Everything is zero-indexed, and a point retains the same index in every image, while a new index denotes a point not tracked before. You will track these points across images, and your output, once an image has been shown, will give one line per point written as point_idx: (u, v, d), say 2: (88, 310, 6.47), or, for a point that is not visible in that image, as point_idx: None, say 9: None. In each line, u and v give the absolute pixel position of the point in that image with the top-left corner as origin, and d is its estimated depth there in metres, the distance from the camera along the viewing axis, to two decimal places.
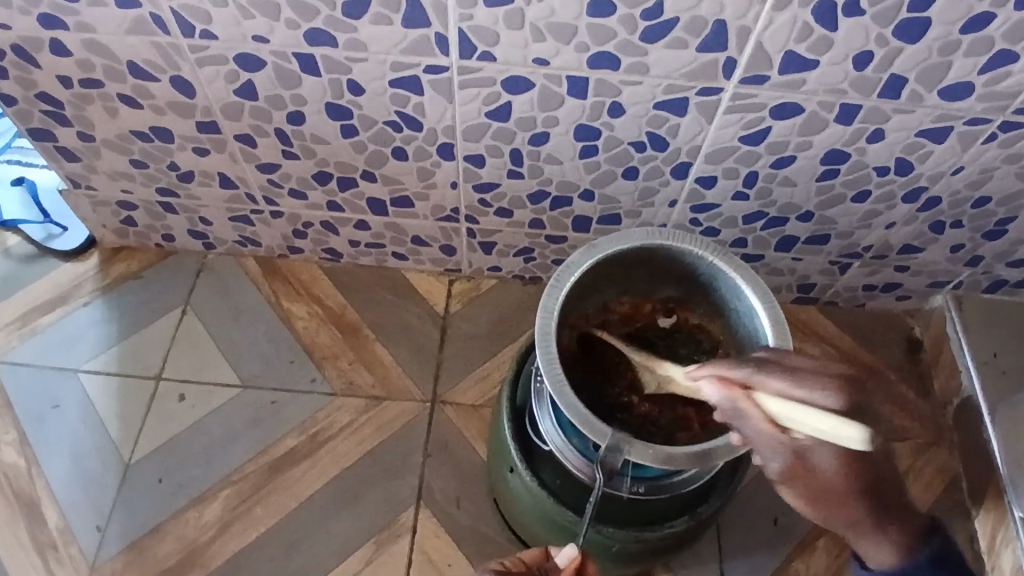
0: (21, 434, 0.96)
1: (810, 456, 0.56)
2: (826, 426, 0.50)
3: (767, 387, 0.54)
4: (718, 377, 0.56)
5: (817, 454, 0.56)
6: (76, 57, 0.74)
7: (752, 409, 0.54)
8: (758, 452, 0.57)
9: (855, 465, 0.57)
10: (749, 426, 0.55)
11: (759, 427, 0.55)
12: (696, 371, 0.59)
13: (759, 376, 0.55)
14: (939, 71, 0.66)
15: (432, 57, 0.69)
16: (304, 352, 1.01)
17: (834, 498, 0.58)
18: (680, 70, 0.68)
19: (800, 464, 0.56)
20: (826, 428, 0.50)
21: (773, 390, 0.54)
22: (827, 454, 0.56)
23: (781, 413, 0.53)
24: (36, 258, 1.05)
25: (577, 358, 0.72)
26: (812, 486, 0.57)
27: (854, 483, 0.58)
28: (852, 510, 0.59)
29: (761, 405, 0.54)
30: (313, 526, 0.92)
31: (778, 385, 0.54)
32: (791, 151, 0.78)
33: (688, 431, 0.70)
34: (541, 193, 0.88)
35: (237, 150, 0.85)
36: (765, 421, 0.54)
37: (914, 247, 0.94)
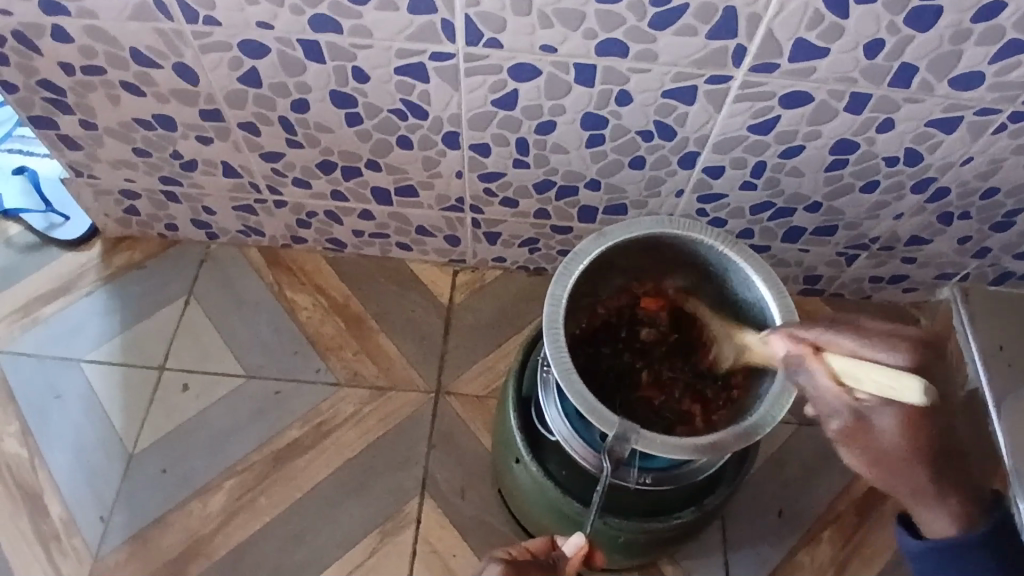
0: (24, 424, 0.95)
1: (872, 420, 0.54)
2: (888, 382, 0.50)
3: (836, 347, 0.54)
4: (790, 336, 0.57)
5: (879, 417, 0.54)
6: (78, 44, 0.73)
7: (818, 368, 0.55)
8: (818, 410, 0.56)
9: (923, 433, 0.55)
10: (812, 386, 0.55)
11: (824, 386, 0.55)
12: (770, 334, 0.59)
13: (829, 336, 0.55)
14: (950, 60, 0.66)
15: (437, 44, 0.68)
16: (307, 343, 1.01)
17: (897, 466, 0.56)
18: (689, 57, 0.67)
19: (861, 427, 0.55)
20: (888, 383, 0.50)
21: (843, 350, 0.54)
22: (891, 420, 0.54)
23: (846, 369, 0.53)
24: (38, 247, 1.05)
25: (584, 337, 0.74)
26: (874, 451, 0.55)
27: (921, 449, 0.56)
28: (913, 477, 0.57)
29: (827, 365, 0.54)
30: (317, 517, 0.92)
31: (847, 345, 0.54)
32: (800, 140, 0.77)
33: (688, 426, 0.70)
34: (547, 183, 0.87)
35: (240, 139, 0.85)
36: (831, 380, 0.54)
37: (922, 239, 0.93)
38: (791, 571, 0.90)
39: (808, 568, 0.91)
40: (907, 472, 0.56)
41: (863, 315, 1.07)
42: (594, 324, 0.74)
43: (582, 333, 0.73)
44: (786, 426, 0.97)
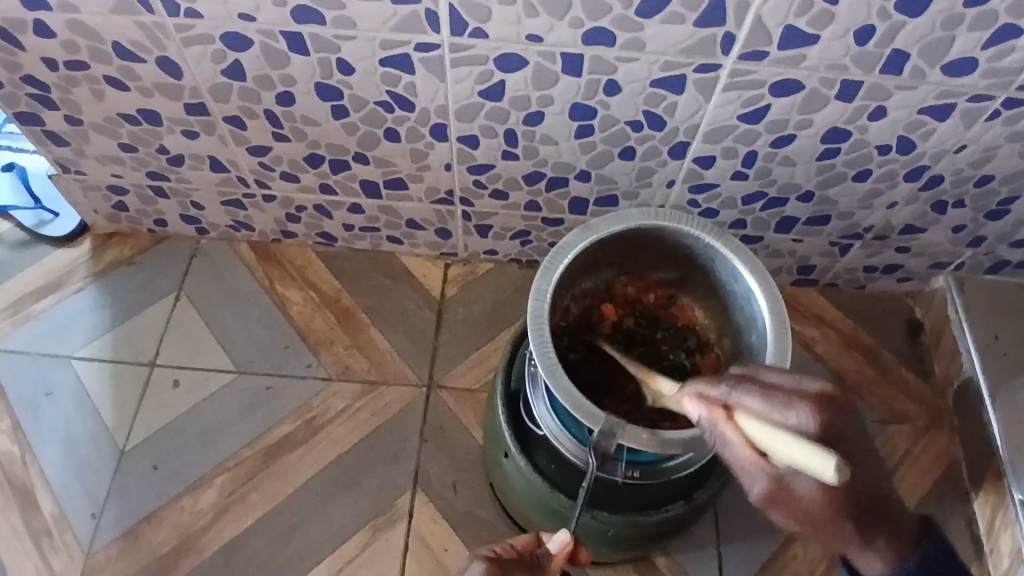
0: (14, 421, 0.95)
1: (790, 484, 0.51)
2: (796, 454, 0.45)
3: (746, 407, 0.51)
4: (699, 396, 0.54)
5: (798, 482, 0.51)
6: (60, 38, 0.72)
7: (732, 433, 0.51)
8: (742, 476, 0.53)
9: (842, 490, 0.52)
10: (728, 449, 0.52)
11: (740, 452, 0.51)
12: (686, 387, 0.56)
13: (738, 395, 0.52)
14: (942, 46, 0.65)
15: (422, 34, 0.67)
16: (298, 338, 1.01)
17: (822, 523, 0.53)
18: (677, 46, 0.66)
19: (781, 490, 0.51)
20: (796, 455, 0.45)
21: (752, 411, 0.51)
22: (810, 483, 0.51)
23: (758, 435, 0.49)
24: (27, 244, 1.04)
25: (569, 328, 0.72)
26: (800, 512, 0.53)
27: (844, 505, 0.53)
28: (840, 531, 0.54)
29: (739, 429, 0.51)
30: (308, 512, 0.92)
31: (755, 406, 0.51)
32: (791, 129, 0.76)
33: (674, 422, 0.68)
34: (536, 174, 0.86)
35: (227, 133, 0.84)
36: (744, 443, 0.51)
37: (916, 228, 0.92)
38: (783, 563, 0.90)
39: (801, 560, 0.90)
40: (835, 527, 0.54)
41: (858, 306, 1.07)
42: (578, 317, 0.73)
43: (566, 326, 0.72)
44: None
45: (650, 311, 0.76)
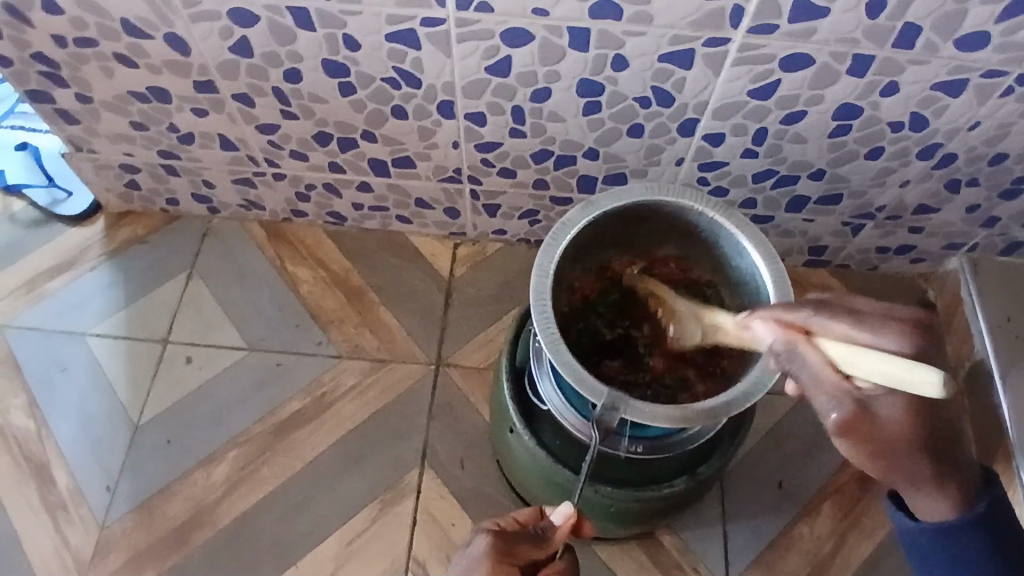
0: (30, 397, 0.97)
1: (872, 407, 0.52)
2: (895, 373, 0.47)
3: (828, 334, 0.52)
4: (775, 320, 0.54)
5: (879, 404, 0.52)
6: (68, 15, 0.72)
7: (811, 352, 0.52)
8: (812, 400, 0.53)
9: (921, 420, 0.53)
10: (806, 376, 0.52)
11: (817, 372, 0.51)
12: (751, 318, 0.57)
13: (820, 321, 0.53)
14: (956, 19, 0.63)
15: (428, 9, 0.67)
16: (309, 316, 1.01)
17: (900, 452, 0.54)
18: (685, 19, 0.65)
19: (864, 417, 0.52)
20: (894, 373, 0.47)
21: (837, 336, 0.52)
22: (892, 405, 0.52)
23: (847, 356, 0.50)
24: (41, 223, 1.06)
25: (575, 312, 0.72)
26: (874, 442, 0.52)
27: (921, 437, 0.54)
28: (914, 467, 0.55)
29: (822, 351, 0.52)
30: (317, 486, 0.93)
31: (842, 330, 0.52)
32: (801, 105, 0.75)
33: (689, 392, 0.68)
34: (544, 152, 0.86)
35: (235, 111, 0.84)
36: (827, 369, 0.51)
37: (929, 208, 0.91)
38: (789, 542, 0.90)
39: (807, 540, 0.90)
40: (909, 463, 0.54)
41: (869, 287, 1.06)
42: (584, 301, 0.73)
43: (573, 308, 0.72)
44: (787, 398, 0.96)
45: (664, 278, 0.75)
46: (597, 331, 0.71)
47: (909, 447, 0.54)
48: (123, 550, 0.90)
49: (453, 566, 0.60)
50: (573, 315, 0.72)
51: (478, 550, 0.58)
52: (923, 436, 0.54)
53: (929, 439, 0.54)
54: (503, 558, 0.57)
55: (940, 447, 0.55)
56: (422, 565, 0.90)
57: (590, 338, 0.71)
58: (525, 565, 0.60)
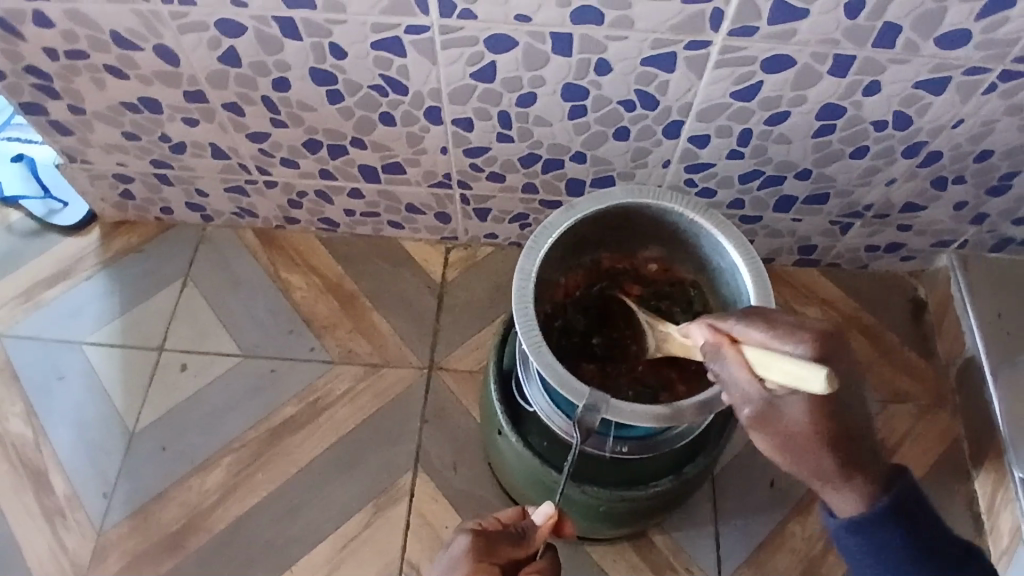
0: (27, 405, 0.98)
1: (780, 407, 0.54)
2: (793, 371, 0.48)
3: (748, 340, 0.54)
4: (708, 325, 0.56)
5: (787, 405, 0.54)
6: (59, 28, 0.73)
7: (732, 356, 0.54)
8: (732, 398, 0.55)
9: (828, 417, 0.55)
10: (726, 376, 0.54)
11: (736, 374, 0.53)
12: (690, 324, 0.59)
13: (740, 329, 0.55)
14: (935, 18, 0.64)
15: (412, 16, 0.68)
16: (302, 322, 1.02)
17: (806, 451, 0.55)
18: (666, 23, 0.66)
19: (771, 412, 0.54)
20: (791, 372, 0.48)
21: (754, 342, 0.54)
22: (797, 406, 0.54)
23: (760, 358, 0.51)
24: (38, 233, 1.07)
25: (556, 310, 0.73)
26: (780, 436, 0.55)
27: (828, 433, 0.55)
28: (821, 463, 0.56)
29: (742, 355, 0.53)
30: (312, 491, 0.94)
31: (759, 337, 0.54)
32: (785, 106, 0.76)
33: (671, 392, 0.69)
34: (532, 156, 0.87)
35: (226, 119, 0.85)
36: (745, 372, 0.53)
37: (916, 206, 0.91)
38: (782, 540, 0.91)
39: (799, 538, 0.91)
40: (816, 457, 0.56)
41: (859, 285, 1.06)
42: (567, 298, 0.74)
43: (555, 307, 0.73)
44: None
45: (644, 277, 0.75)
46: (579, 330, 0.72)
47: (816, 442, 0.55)
48: (120, 556, 0.91)
49: (434, 567, 0.60)
50: (553, 312, 0.73)
51: (460, 550, 0.58)
52: (832, 430, 0.55)
53: (840, 439, 0.55)
54: (486, 558, 0.58)
55: (851, 444, 0.56)
56: (416, 567, 0.90)
57: (571, 337, 0.71)
58: (506, 565, 0.60)
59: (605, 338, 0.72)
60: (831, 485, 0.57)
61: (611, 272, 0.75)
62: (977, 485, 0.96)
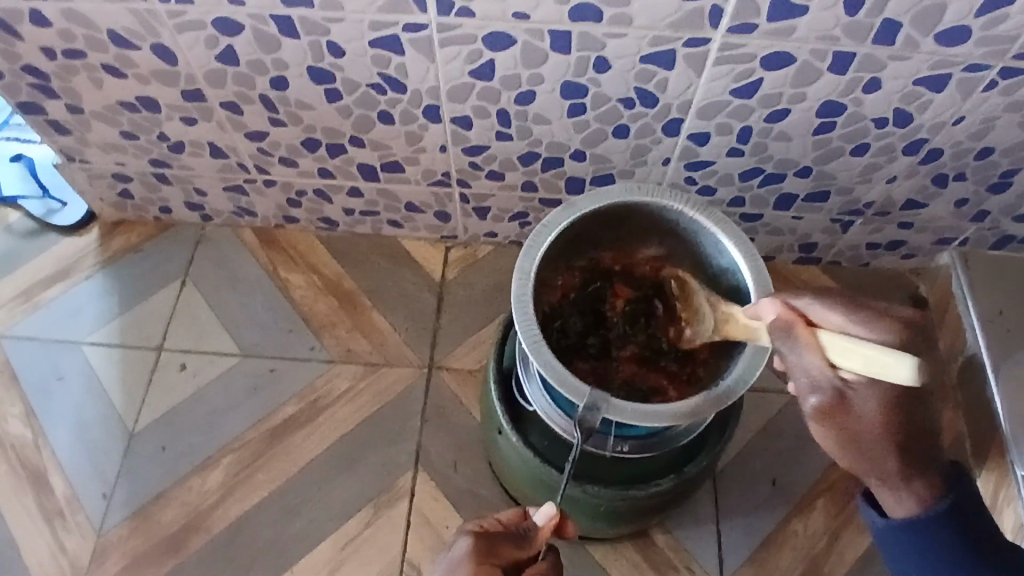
0: (27, 405, 0.98)
1: (851, 401, 0.54)
2: (872, 358, 0.49)
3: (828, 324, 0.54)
4: (781, 301, 0.56)
5: (859, 398, 0.53)
6: (56, 27, 0.73)
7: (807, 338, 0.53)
8: (797, 384, 0.55)
9: (899, 416, 0.55)
10: (797, 361, 0.54)
11: (812, 364, 0.53)
12: (760, 302, 0.59)
13: (820, 311, 0.55)
14: (935, 14, 0.64)
15: (410, 14, 0.68)
16: (302, 321, 1.02)
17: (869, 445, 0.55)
18: (664, 20, 0.66)
19: (841, 404, 0.54)
20: (870, 358, 0.49)
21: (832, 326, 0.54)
22: (869, 399, 0.53)
23: (841, 346, 0.51)
24: (37, 233, 1.06)
25: (551, 312, 0.72)
26: (848, 428, 0.55)
27: (895, 433, 0.55)
28: (884, 462, 0.56)
29: (816, 338, 0.53)
30: (312, 490, 0.94)
31: (837, 321, 0.54)
32: (785, 103, 0.75)
33: (662, 397, 0.68)
34: (531, 154, 0.87)
35: (224, 118, 0.85)
36: (818, 358, 0.53)
37: (917, 203, 0.91)
38: (784, 538, 0.90)
39: (801, 536, 0.90)
40: (880, 456, 0.56)
41: (860, 283, 1.06)
42: (562, 299, 0.73)
43: (550, 309, 0.72)
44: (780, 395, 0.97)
45: (637, 277, 0.75)
46: (576, 331, 0.72)
47: (885, 441, 0.55)
48: (121, 556, 0.91)
49: (435, 567, 0.59)
50: (548, 315, 0.71)
51: (462, 552, 0.57)
52: (902, 431, 0.55)
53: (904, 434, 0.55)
54: (487, 558, 0.57)
55: (916, 445, 0.56)
56: (417, 566, 0.90)
57: (567, 338, 0.71)
58: (507, 565, 0.60)
59: (599, 341, 0.72)
60: (888, 483, 0.57)
61: (607, 271, 0.74)
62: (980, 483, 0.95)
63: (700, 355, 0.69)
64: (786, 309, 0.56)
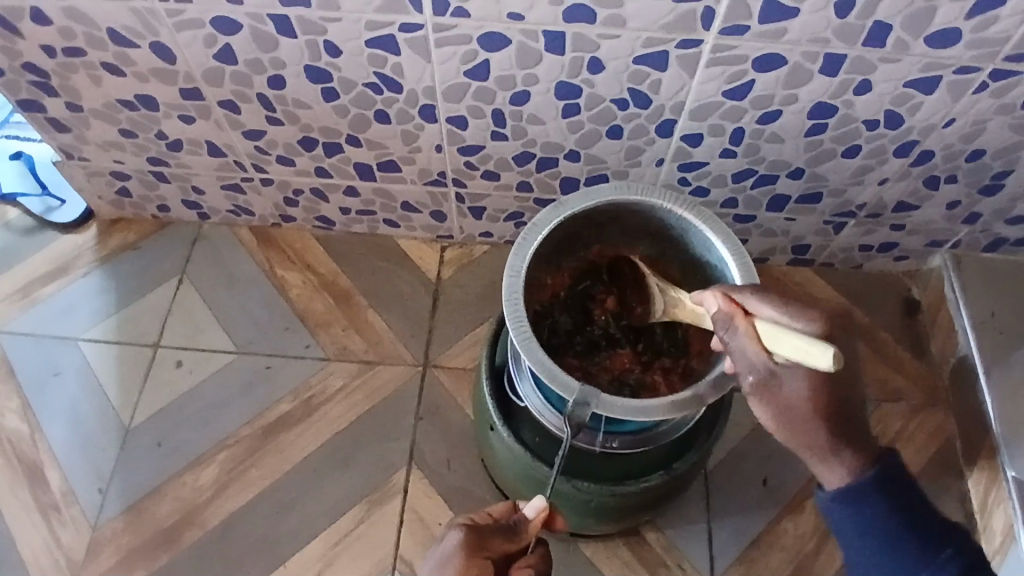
0: (23, 401, 0.98)
1: (781, 379, 0.55)
2: (801, 349, 0.50)
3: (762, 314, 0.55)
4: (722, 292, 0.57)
5: (787, 377, 0.56)
6: (57, 25, 0.74)
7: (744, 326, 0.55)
8: (737, 366, 0.57)
9: (824, 391, 0.57)
10: (735, 347, 0.56)
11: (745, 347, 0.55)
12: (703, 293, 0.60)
13: (755, 302, 0.56)
14: (925, 16, 0.64)
15: (407, 14, 0.68)
16: (297, 320, 1.02)
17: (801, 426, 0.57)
18: (657, 22, 0.67)
19: (772, 383, 0.56)
20: (801, 347, 0.50)
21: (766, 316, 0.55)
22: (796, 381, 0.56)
23: (771, 332, 0.53)
24: (35, 230, 1.07)
25: (543, 311, 0.72)
26: (777, 406, 0.57)
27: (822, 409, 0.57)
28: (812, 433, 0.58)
29: (754, 328, 0.54)
30: (306, 487, 0.94)
31: (771, 312, 0.55)
32: (777, 105, 0.76)
33: (654, 393, 0.70)
34: (526, 154, 0.87)
35: (222, 117, 0.86)
36: (755, 345, 0.54)
37: (909, 205, 0.92)
38: (774, 537, 0.91)
39: (792, 535, 0.91)
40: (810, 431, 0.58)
41: (854, 285, 1.07)
42: (553, 299, 0.73)
43: (542, 309, 0.72)
44: None
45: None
46: (566, 328, 0.72)
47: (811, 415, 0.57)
48: (115, 551, 0.91)
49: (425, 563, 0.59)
50: (538, 315, 0.72)
51: (452, 546, 0.58)
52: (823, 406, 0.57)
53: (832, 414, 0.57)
54: (477, 551, 0.58)
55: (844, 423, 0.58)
56: (409, 564, 0.90)
57: (558, 338, 0.72)
58: (499, 558, 0.60)
59: (596, 337, 0.72)
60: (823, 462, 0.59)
61: (598, 269, 0.74)
62: (970, 483, 0.96)
63: (693, 349, 0.71)
64: (727, 301, 0.57)
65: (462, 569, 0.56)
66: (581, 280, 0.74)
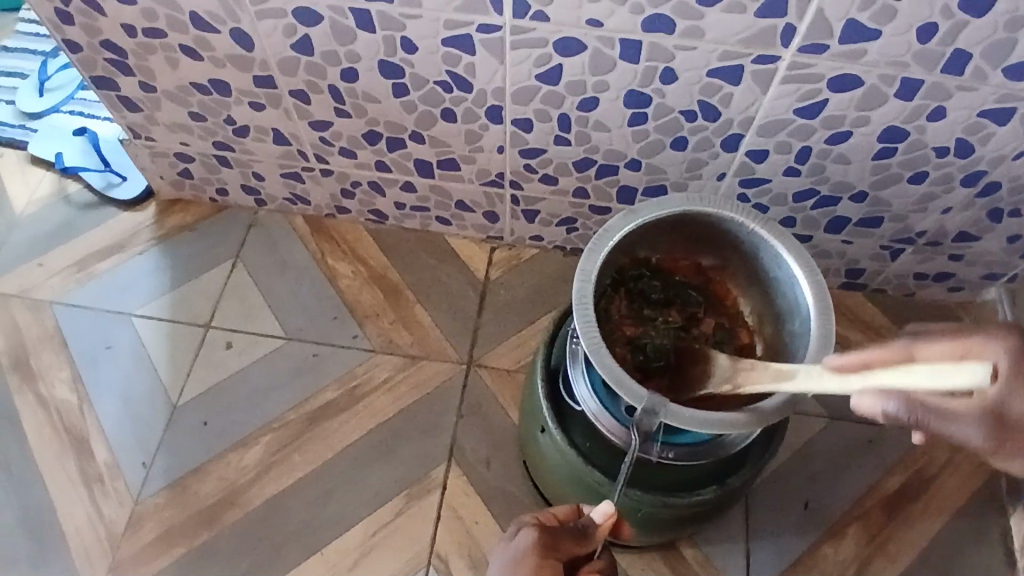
0: (74, 371, 1.00)
1: None
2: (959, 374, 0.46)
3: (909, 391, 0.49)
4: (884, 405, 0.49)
5: None
6: (140, 6, 0.76)
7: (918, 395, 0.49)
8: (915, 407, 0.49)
9: None
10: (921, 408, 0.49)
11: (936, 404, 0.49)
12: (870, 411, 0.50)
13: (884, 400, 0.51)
14: (1006, 47, 0.64)
15: (486, 16, 0.69)
16: (347, 310, 1.04)
17: None
18: (736, 35, 0.67)
19: None
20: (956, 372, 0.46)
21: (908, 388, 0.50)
22: None
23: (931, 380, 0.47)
24: (96, 205, 1.10)
25: (654, 269, 0.75)
26: None
27: None
28: None
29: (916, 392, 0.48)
30: (346, 475, 0.95)
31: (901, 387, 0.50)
32: (847, 126, 0.76)
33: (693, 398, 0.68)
34: (587, 161, 0.88)
35: (291, 106, 0.87)
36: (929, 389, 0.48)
37: (970, 235, 0.90)
38: (812, 562, 0.90)
39: (831, 562, 0.90)
40: None
41: (905, 314, 1.05)
42: (670, 269, 0.76)
43: (657, 266, 0.75)
44: (818, 418, 0.96)
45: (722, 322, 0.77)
46: (652, 291, 0.75)
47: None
48: (155, 525, 0.93)
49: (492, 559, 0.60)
50: (651, 270, 0.75)
51: (524, 544, 0.58)
52: None
53: None
54: (549, 554, 0.58)
55: None
56: (444, 560, 0.91)
57: (648, 306, 0.75)
58: (566, 560, 0.60)
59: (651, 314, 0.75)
60: None
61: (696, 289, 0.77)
62: None
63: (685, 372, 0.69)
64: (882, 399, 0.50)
65: (535, 568, 0.57)
66: (695, 284, 0.78)
